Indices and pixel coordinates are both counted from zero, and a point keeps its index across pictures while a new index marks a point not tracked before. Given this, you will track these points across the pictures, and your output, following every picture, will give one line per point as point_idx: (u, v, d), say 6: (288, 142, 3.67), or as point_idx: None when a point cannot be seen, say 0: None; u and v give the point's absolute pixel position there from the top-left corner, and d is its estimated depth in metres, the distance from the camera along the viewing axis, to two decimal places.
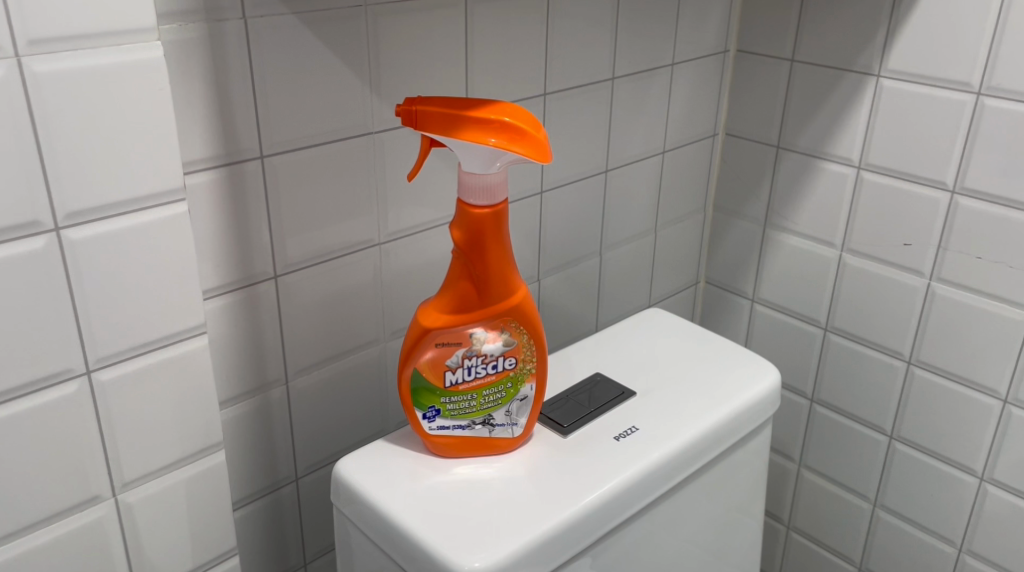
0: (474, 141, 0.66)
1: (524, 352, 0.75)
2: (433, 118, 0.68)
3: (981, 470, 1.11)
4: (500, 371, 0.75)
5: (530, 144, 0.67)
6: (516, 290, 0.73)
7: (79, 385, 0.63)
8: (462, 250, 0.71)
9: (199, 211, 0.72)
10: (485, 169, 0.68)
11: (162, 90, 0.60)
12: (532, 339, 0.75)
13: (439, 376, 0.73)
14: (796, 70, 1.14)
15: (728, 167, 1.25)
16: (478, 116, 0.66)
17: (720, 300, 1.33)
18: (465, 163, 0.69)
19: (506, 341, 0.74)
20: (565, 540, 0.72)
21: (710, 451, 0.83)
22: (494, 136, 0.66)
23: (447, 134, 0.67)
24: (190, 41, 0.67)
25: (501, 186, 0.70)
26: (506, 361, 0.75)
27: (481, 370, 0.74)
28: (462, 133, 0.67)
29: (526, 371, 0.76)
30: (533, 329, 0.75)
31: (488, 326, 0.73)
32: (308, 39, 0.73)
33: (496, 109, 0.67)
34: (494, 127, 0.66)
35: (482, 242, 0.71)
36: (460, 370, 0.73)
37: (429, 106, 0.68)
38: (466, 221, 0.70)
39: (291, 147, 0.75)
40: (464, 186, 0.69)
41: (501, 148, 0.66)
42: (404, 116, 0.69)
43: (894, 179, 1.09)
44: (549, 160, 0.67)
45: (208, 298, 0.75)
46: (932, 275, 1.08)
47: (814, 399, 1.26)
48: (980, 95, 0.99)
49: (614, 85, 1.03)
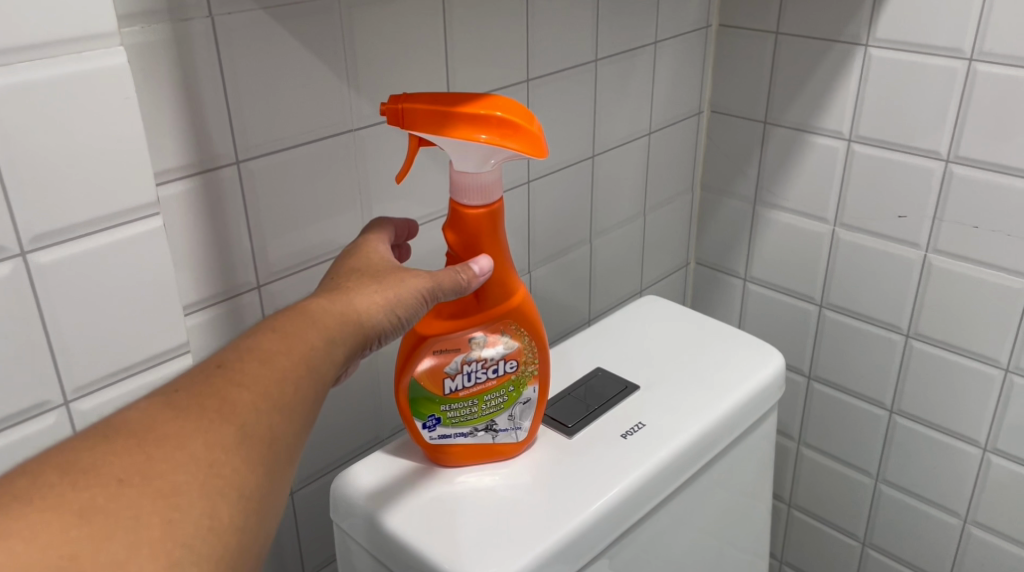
0: (465, 139, 0.63)
1: (526, 353, 0.72)
2: (421, 116, 0.64)
3: (984, 441, 1.09)
4: (501, 375, 0.72)
5: (525, 139, 0.63)
6: (515, 292, 0.70)
7: (57, 416, 0.60)
8: (457, 252, 0.68)
9: (174, 223, 0.68)
10: (479, 167, 0.65)
11: (127, 98, 0.57)
12: (533, 340, 0.72)
13: (438, 385, 0.70)
14: (781, 43, 1.11)
15: (715, 144, 1.22)
16: (469, 111, 0.63)
17: (711, 281, 1.31)
18: (456, 161, 0.66)
19: (506, 345, 0.71)
20: (582, 545, 0.69)
21: (719, 443, 0.80)
22: (487, 133, 0.63)
23: (438, 133, 0.64)
24: (156, 42, 0.63)
25: (496, 185, 0.67)
26: (507, 364, 0.72)
27: (481, 375, 0.71)
28: (454, 130, 0.63)
29: (528, 373, 0.73)
30: (532, 330, 0.72)
31: (488, 330, 0.70)
32: (280, 36, 0.69)
33: (487, 103, 0.63)
34: (486, 123, 0.63)
35: (479, 244, 0.67)
36: (460, 377, 0.70)
37: (416, 104, 0.64)
38: (461, 223, 0.67)
39: (268, 150, 0.71)
40: (457, 185, 0.67)
41: (495, 144, 0.63)
42: (390, 115, 0.65)
43: (885, 150, 1.06)
44: (545, 154, 0.64)
45: (189, 314, 0.71)
46: (928, 247, 1.07)
47: (811, 375, 1.24)
48: (972, 61, 0.97)
49: (598, 67, 1.00)
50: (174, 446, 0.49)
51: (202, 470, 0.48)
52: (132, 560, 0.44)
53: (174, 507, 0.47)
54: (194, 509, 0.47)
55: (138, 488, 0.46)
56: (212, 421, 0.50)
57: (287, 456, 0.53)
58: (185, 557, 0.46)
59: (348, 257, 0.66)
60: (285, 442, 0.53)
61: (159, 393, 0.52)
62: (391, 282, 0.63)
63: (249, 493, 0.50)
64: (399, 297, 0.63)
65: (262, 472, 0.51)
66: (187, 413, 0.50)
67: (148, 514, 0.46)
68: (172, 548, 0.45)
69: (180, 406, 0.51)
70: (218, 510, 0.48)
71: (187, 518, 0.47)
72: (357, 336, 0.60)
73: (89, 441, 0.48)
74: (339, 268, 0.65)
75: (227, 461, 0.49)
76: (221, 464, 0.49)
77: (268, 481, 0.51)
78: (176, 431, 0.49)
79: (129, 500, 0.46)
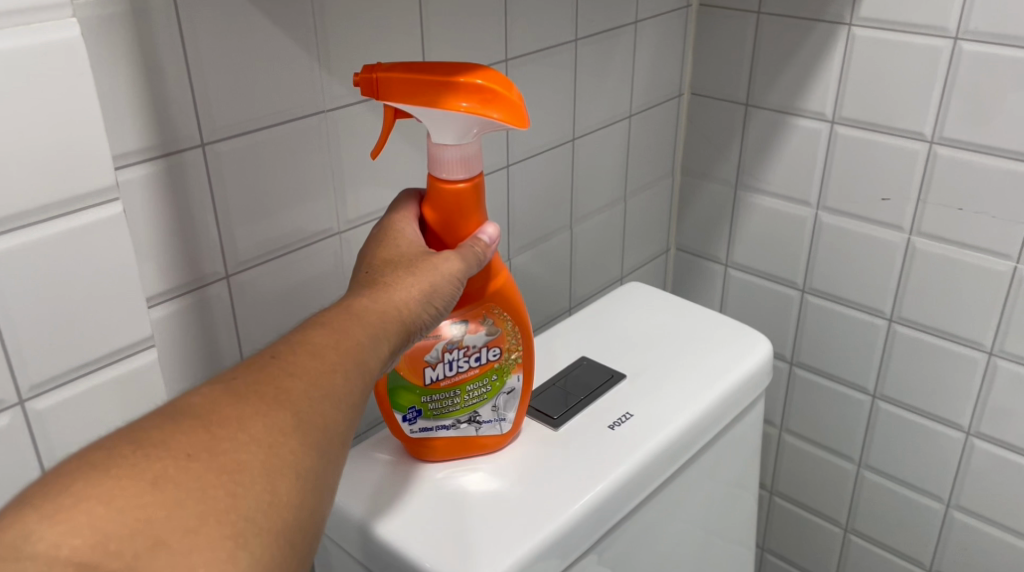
0: (445, 108, 0.60)
1: (509, 340, 0.69)
2: (398, 85, 0.61)
3: (968, 425, 1.08)
4: (484, 363, 0.69)
5: (506, 107, 0.60)
6: (496, 275, 0.67)
7: (11, 417, 0.56)
8: (437, 230, 0.66)
9: (135, 210, 0.64)
10: (458, 141, 0.63)
11: (82, 75, 0.53)
12: (516, 326, 0.69)
13: (418, 374, 0.67)
14: (763, 22, 1.09)
15: (695, 127, 1.20)
16: (448, 79, 0.60)
17: (691, 266, 1.28)
18: (435, 133, 0.63)
19: (489, 331, 0.68)
20: (568, 543, 0.67)
21: (707, 433, 0.78)
22: (466, 101, 0.60)
23: (416, 102, 0.61)
24: (113, 17, 0.59)
25: (476, 159, 0.65)
26: (490, 352, 0.69)
27: (463, 364, 0.68)
28: (432, 99, 0.61)
29: (512, 362, 0.70)
30: (516, 315, 0.69)
31: (469, 316, 0.67)
32: (247, 12, 0.66)
33: (466, 71, 0.61)
34: (465, 91, 0.60)
35: (459, 221, 0.65)
36: (440, 366, 0.67)
37: (392, 73, 0.62)
38: (440, 200, 0.65)
39: (234, 132, 0.68)
40: (436, 161, 0.64)
41: (476, 112, 0.60)
42: (364, 86, 0.62)
43: (868, 132, 1.05)
44: (527, 125, 0.61)
45: (152, 307, 0.67)
46: (912, 230, 1.05)
47: (793, 362, 1.22)
48: (957, 39, 0.95)
49: (577, 47, 0.97)
50: (238, 427, 0.48)
51: (263, 450, 0.47)
52: (200, 527, 0.43)
53: (236, 483, 0.45)
54: (256, 485, 0.46)
55: (205, 462, 0.45)
56: (270, 406, 0.49)
57: (344, 443, 0.52)
58: (248, 529, 0.44)
59: (382, 240, 0.64)
60: (340, 426, 0.52)
61: (219, 378, 0.51)
62: (426, 267, 0.61)
63: (309, 472, 0.48)
64: (436, 286, 0.61)
65: (319, 453, 0.49)
66: (247, 397, 0.49)
67: (214, 488, 0.45)
68: (235, 520, 0.44)
69: (240, 390, 0.50)
70: (279, 488, 0.46)
71: (250, 494, 0.45)
72: (405, 323, 0.59)
73: (158, 420, 0.47)
74: (374, 255, 0.63)
75: (287, 443, 0.48)
76: (280, 444, 0.48)
77: (325, 463, 0.50)
78: (238, 413, 0.48)
79: (197, 473, 0.45)
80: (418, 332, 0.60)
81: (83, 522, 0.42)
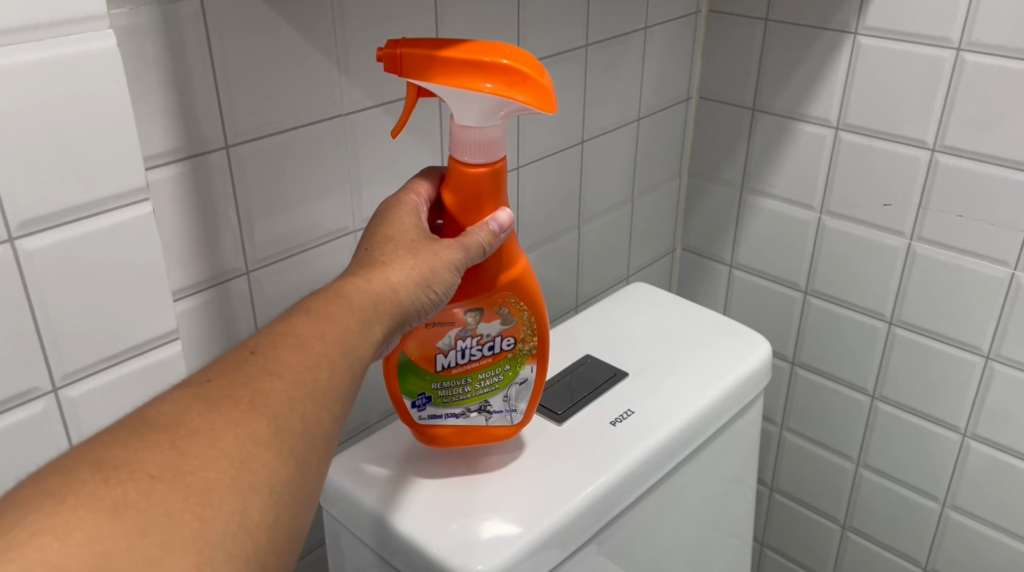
0: (470, 87, 0.62)
1: (524, 330, 0.72)
2: (425, 63, 0.63)
3: (964, 427, 1.10)
4: (497, 352, 0.72)
5: (532, 90, 0.62)
6: (515, 263, 0.69)
7: (46, 403, 0.59)
8: (457, 210, 0.68)
9: (163, 207, 0.67)
10: (482, 123, 0.65)
11: (117, 82, 0.56)
12: (531, 315, 0.71)
13: (430, 361, 0.70)
14: (771, 29, 1.11)
15: (703, 130, 1.22)
16: (475, 59, 0.62)
17: (697, 267, 1.31)
18: (460, 114, 0.65)
19: (503, 320, 0.70)
20: (569, 534, 0.70)
21: (707, 430, 0.81)
22: (492, 82, 0.62)
23: (442, 80, 0.63)
24: (145, 25, 0.62)
25: (499, 142, 0.66)
26: (503, 341, 0.71)
27: (476, 352, 0.71)
28: (458, 78, 0.62)
29: (526, 352, 0.73)
30: (531, 303, 0.71)
31: (485, 303, 0.69)
32: (270, 20, 0.68)
33: (494, 51, 0.62)
34: (492, 71, 0.62)
35: (481, 202, 0.67)
36: (452, 353, 0.70)
37: (419, 49, 0.64)
38: (463, 182, 0.67)
39: (257, 134, 0.71)
40: (460, 141, 0.66)
41: (500, 94, 0.62)
42: (391, 62, 0.64)
43: (871, 138, 1.07)
44: (553, 109, 0.63)
45: (177, 300, 0.70)
46: (913, 235, 1.07)
47: (794, 362, 1.25)
48: (960, 50, 0.97)
49: (588, 52, 1.00)
50: (209, 441, 0.48)
51: (234, 466, 0.47)
52: (164, 558, 0.43)
53: (205, 505, 0.45)
54: (226, 505, 0.46)
55: (170, 484, 0.45)
56: (245, 413, 0.49)
57: (324, 446, 0.53)
58: (216, 555, 0.44)
59: (379, 226, 0.66)
60: (322, 431, 0.52)
61: (189, 383, 0.51)
62: (422, 253, 0.63)
63: (283, 485, 0.48)
64: (435, 271, 0.63)
65: (297, 462, 0.50)
66: (221, 405, 0.49)
67: (181, 512, 0.44)
68: (204, 546, 0.44)
69: (215, 396, 0.50)
70: (250, 507, 0.47)
71: (218, 515, 0.45)
72: (392, 310, 0.60)
73: (124, 437, 0.47)
74: (371, 237, 0.65)
75: (260, 455, 0.48)
76: (253, 458, 0.48)
77: (302, 471, 0.50)
78: (208, 425, 0.48)
79: (162, 496, 0.45)
80: (410, 315, 0.62)
81: (38, 557, 0.41)
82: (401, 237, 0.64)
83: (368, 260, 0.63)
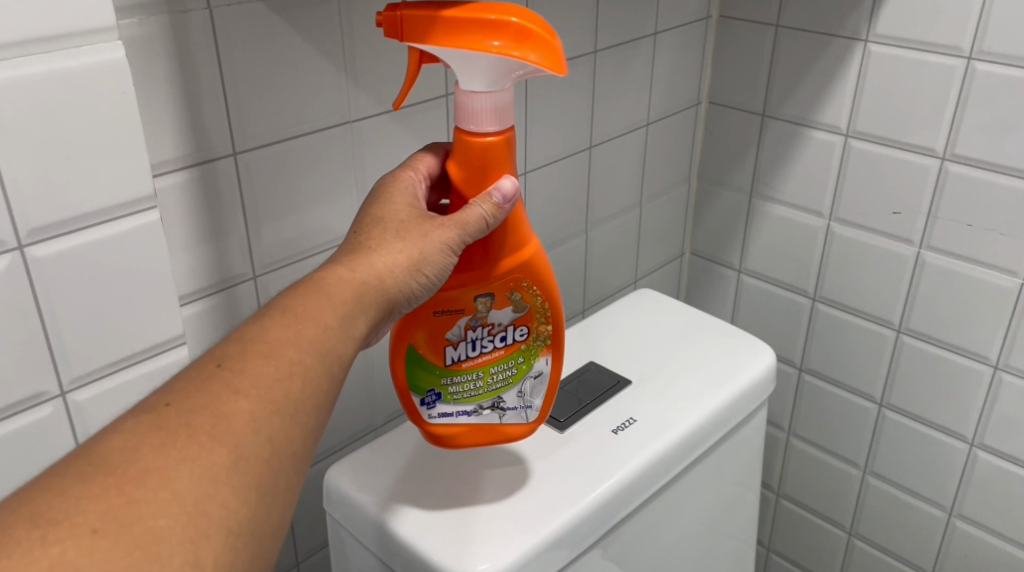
0: (476, 47, 0.60)
1: (538, 319, 0.70)
2: (429, 26, 0.61)
3: (972, 436, 1.10)
4: (509, 344, 0.70)
5: (541, 48, 0.60)
6: (526, 245, 0.68)
7: (54, 407, 0.60)
8: (463, 183, 0.66)
9: (171, 213, 0.68)
10: (489, 87, 0.63)
11: (126, 93, 0.57)
12: (545, 301, 0.70)
13: (440, 354, 0.69)
14: (781, 35, 1.11)
15: (712, 136, 1.23)
16: (480, 17, 0.60)
17: (705, 271, 1.31)
18: (465, 79, 0.63)
19: (516, 308, 0.69)
20: (566, 542, 0.70)
21: (710, 438, 0.81)
22: (500, 40, 0.60)
23: (447, 41, 0.61)
24: (154, 35, 0.62)
25: (506, 108, 0.64)
26: (516, 332, 0.70)
27: (487, 344, 0.69)
28: (464, 38, 0.60)
29: (540, 344, 0.71)
30: (545, 289, 0.69)
31: (496, 288, 0.67)
32: (279, 28, 0.69)
33: (500, 8, 0.60)
34: (499, 29, 0.60)
35: (487, 174, 0.65)
36: (462, 345, 0.69)
37: (420, 12, 0.62)
38: (468, 154, 0.65)
39: (265, 141, 0.71)
40: (465, 110, 0.64)
41: (509, 52, 0.60)
42: (392, 27, 0.62)
43: (881, 146, 1.07)
44: (563, 67, 0.61)
45: (185, 304, 0.71)
46: (922, 243, 1.07)
47: (802, 368, 1.25)
48: (971, 59, 0.97)
49: (596, 58, 1.00)
50: (159, 483, 0.47)
51: (185, 510, 0.47)
52: None
53: (152, 557, 0.45)
54: (176, 555, 0.46)
55: (113, 538, 0.45)
56: (201, 447, 0.49)
57: (289, 467, 0.53)
58: None
59: (370, 207, 0.65)
60: (286, 454, 0.52)
61: (143, 411, 0.50)
62: (411, 239, 0.62)
63: (239, 527, 0.48)
64: (424, 253, 0.62)
65: (258, 495, 0.50)
66: (174, 439, 0.49)
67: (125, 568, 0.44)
68: None
69: (168, 428, 0.49)
70: (202, 555, 0.47)
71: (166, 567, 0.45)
72: (375, 300, 0.60)
73: (67, 483, 0.46)
74: (361, 219, 0.64)
75: (215, 495, 0.48)
76: (209, 499, 0.48)
77: (262, 500, 0.50)
78: (160, 464, 0.48)
79: (104, 552, 0.44)
80: (399, 301, 0.62)
81: None
82: (391, 220, 0.63)
83: (355, 246, 0.62)
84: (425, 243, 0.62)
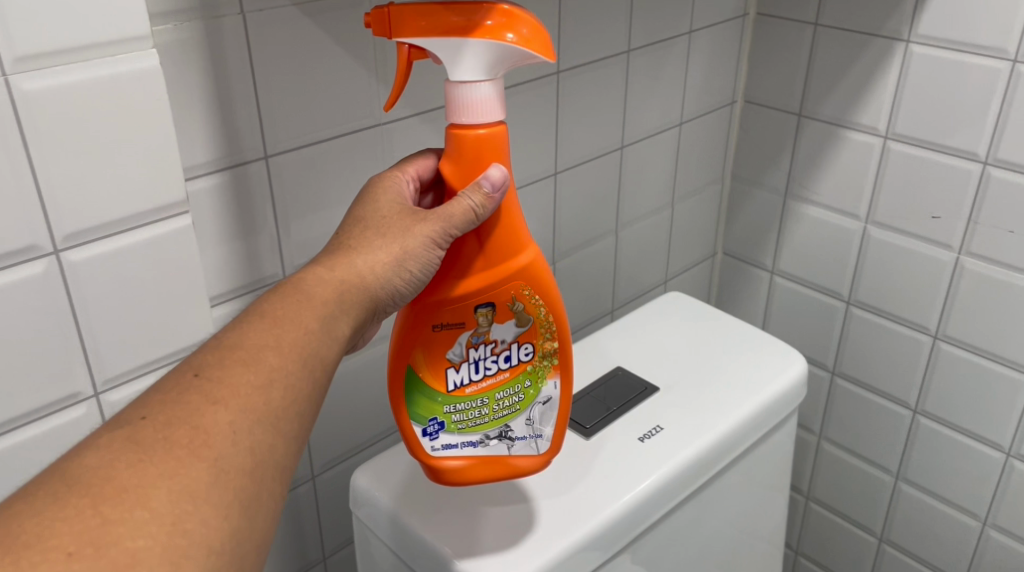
0: (470, 28, 0.59)
1: (543, 334, 0.67)
2: (419, 15, 0.59)
3: (1008, 446, 1.08)
4: (514, 365, 0.67)
5: (529, 26, 0.60)
6: (523, 249, 0.65)
7: (86, 408, 0.63)
8: (459, 179, 0.63)
9: (201, 216, 0.68)
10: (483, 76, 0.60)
11: (159, 98, 0.58)
12: (549, 311, 0.66)
13: (441, 377, 0.66)
14: (820, 34, 1.09)
15: (747, 135, 1.21)
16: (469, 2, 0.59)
17: (737, 271, 1.30)
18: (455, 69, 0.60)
19: (518, 322, 0.66)
20: (591, 550, 0.70)
21: (739, 445, 0.80)
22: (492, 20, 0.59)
23: (440, 27, 0.59)
24: (186, 39, 0.62)
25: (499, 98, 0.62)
26: (520, 351, 0.67)
27: (490, 365, 0.66)
28: (457, 21, 0.59)
29: (547, 366, 0.68)
30: (547, 297, 0.66)
31: (496, 295, 0.65)
32: (311, 31, 0.69)
33: None
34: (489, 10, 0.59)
35: (482, 167, 0.62)
36: (464, 367, 0.66)
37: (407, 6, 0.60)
38: (462, 148, 0.62)
39: (296, 144, 0.71)
40: (455, 103, 0.61)
41: (503, 30, 0.59)
42: (381, 23, 0.60)
43: (920, 149, 1.04)
44: (551, 49, 0.61)
45: (214, 305, 0.71)
46: (961, 249, 1.05)
47: (835, 371, 1.23)
48: (1016, 62, 0.94)
49: (630, 57, 0.99)
50: (137, 501, 0.46)
51: (164, 528, 0.46)
52: None
53: None
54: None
55: (90, 561, 0.44)
56: (179, 460, 0.48)
57: (271, 477, 0.52)
58: None
59: (356, 206, 0.65)
60: (267, 464, 0.52)
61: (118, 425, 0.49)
62: (395, 237, 0.62)
63: (220, 542, 0.48)
64: (409, 249, 0.61)
65: (240, 508, 0.49)
66: (151, 455, 0.48)
67: None
68: None
69: (145, 443, 0.49)
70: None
71: None
72: (355, 301, 0.60)
73: (43, 502, 0.45)
74: (346, 220, 0.64)
75: (194, 513, 0.47)
76: (188, 517, 0.47)
77: (244, 513, 0.50)
78: (137, 481, 0.47)
79: None
80: (383, 298, 0.62)
81: None
82: (374, 219, 0.63)
83: (337, 247, 0.62)
84: (411, 238, 0.61)
